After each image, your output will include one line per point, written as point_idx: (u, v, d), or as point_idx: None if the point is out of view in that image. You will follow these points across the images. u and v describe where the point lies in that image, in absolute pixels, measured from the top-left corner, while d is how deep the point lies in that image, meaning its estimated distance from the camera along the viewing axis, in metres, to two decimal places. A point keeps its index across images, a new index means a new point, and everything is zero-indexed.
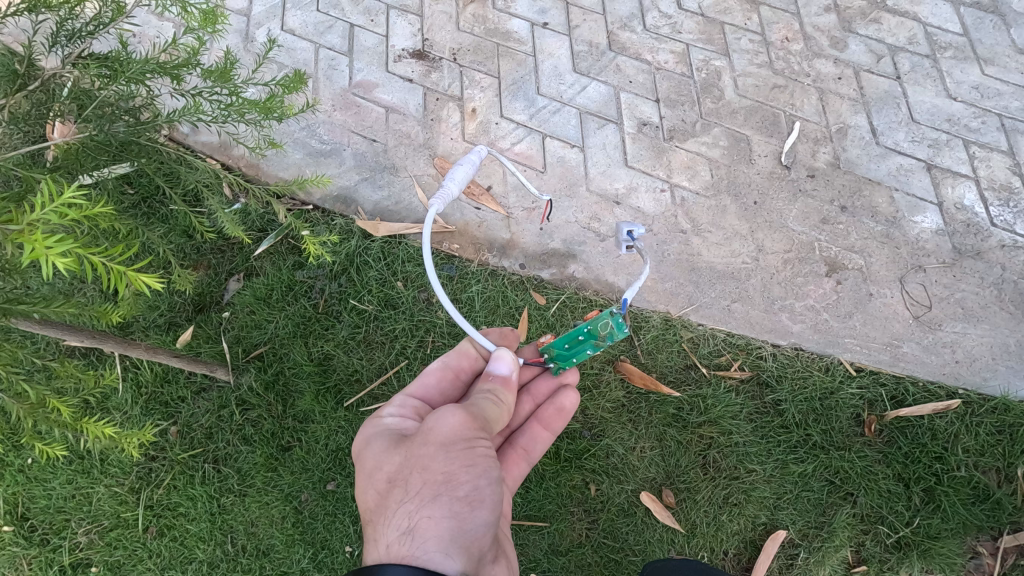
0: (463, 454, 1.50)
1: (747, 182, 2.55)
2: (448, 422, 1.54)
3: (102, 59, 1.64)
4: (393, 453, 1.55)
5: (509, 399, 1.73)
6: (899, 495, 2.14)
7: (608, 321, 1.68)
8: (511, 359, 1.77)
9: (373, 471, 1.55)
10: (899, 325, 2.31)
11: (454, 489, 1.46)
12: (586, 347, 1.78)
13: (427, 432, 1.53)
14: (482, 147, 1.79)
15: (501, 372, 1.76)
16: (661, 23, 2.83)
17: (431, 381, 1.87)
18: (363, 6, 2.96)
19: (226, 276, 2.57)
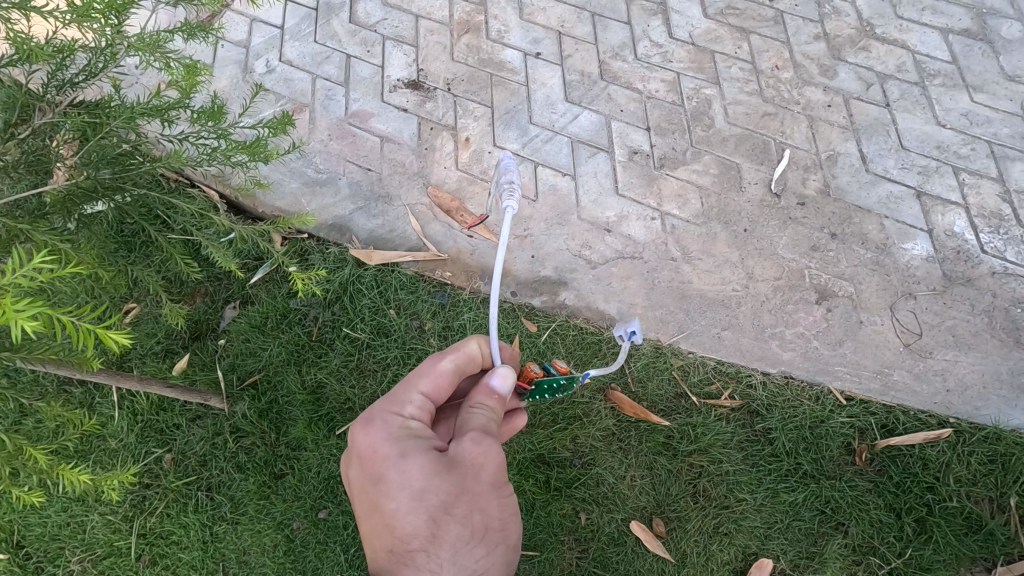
0: (508, 497, 1.52)
1: (737, 209, 2.56)
2: (498, 461, 1.48)
3: (91, 106, 1.73)
4: (443, 480, 1.43)
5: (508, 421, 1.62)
6: (891, 525, 2.13)
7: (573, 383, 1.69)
8: (513, 377, 1.58)
9: (416, 498, 1.42)
10: (890, 353, 2.31)
11: (503, 534, 1.52)
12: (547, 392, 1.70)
13: (477, 466, 1.46)
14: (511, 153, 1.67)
15: (497, 388, 1.57)
16: (652, 52, 2.87)
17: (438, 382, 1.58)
18: (359, 38, 3.02)
19: (222, 304, 2.61)
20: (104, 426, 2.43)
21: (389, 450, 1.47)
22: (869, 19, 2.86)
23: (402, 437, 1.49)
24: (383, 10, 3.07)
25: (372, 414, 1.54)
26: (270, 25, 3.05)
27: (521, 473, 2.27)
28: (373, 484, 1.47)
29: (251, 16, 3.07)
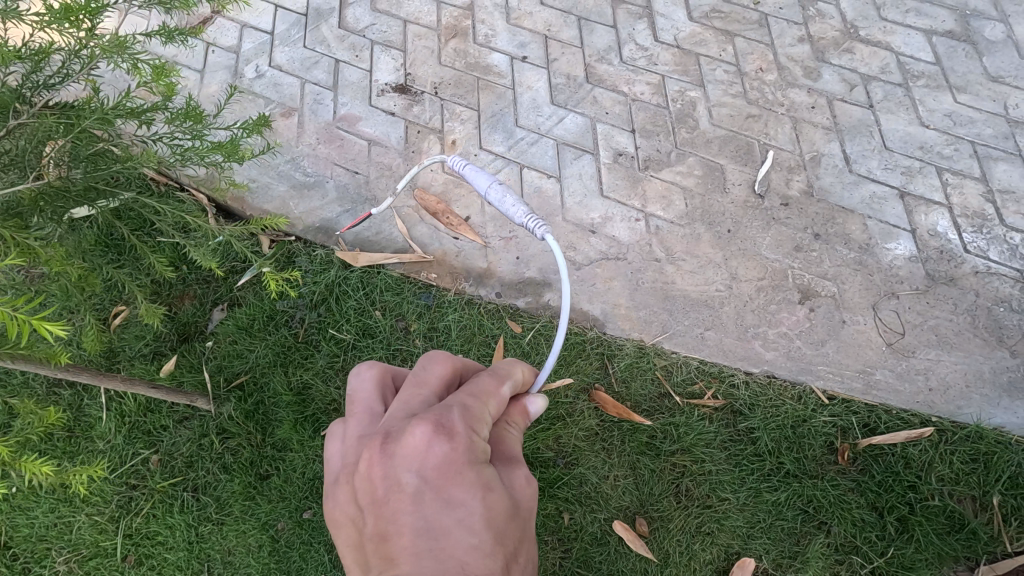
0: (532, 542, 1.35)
1: (720, 210, 2.57)
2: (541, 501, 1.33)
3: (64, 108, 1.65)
4: (514, 520, 1.18)
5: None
6: (873, 524, 2.13)
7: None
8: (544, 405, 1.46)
9: (502, 538, 1.13)
10: (873, 352, 2.31)
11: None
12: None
13: (533, 505, 1.25)
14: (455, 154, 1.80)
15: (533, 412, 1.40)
16: (637, 55, 2.89)
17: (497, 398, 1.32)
18: (348, 42, 3.05)
19: (210, 306, 2.64)
20: (92, 428, 2.46)
21: (469, 471, 1.15)
22: (853, 21, 2.88)
23: (479, 457, 1.18)
24: (372, 15, 3.10)
25: (442, 418, 1.17)
26: (260, 30, 3.09)
27: None
28: (441, 508, 1.11)
29: (241, 22, 3.11)
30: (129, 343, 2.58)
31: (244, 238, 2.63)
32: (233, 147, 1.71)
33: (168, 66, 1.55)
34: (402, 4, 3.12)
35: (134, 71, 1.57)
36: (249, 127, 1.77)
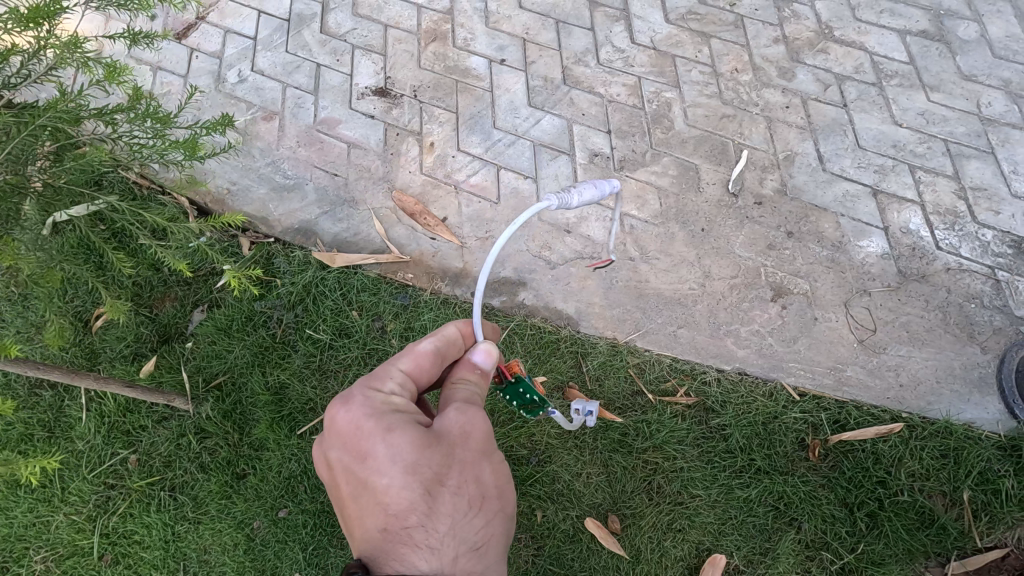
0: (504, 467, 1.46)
1: (695, 210, 2.59)
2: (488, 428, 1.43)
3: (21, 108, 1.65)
4: (433, 452, 1.35)
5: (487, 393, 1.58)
6: (842, 520, 2.16)
7: (534, 409, 1.69)
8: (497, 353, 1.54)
9: (415, 467, 1.32)
10: (845, 349, 2.33)
11: (503, 503, 1.43)
12: (513, 399, 1.66)
13: (469, 429, 1.40)
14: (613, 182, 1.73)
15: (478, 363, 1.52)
16: (614, 57, 2.91)
17: (421, 366, 1.46)
18: (330, 47, 3.07)
19: (191, 307, 2.66)
20: (71, 428, 2.47)
21: (372, 425, 1.35)
22: (828, 21, 2.90)
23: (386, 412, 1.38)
24: (352, 20, 3.13)
25: (357, 391, 1.40)
26: (243, 35, 3.11)
27: None
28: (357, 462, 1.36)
29: (225, 28, 3.12)
30: (111, 344, 2.60)
31: (225, 241, 2.67)
32: (194, 146, 1.74)
33: (118, 66, 1.56)
34: (383, 9, 3.14)
35: (86, 71, 1.57)
36: (209, 125, 1.82)
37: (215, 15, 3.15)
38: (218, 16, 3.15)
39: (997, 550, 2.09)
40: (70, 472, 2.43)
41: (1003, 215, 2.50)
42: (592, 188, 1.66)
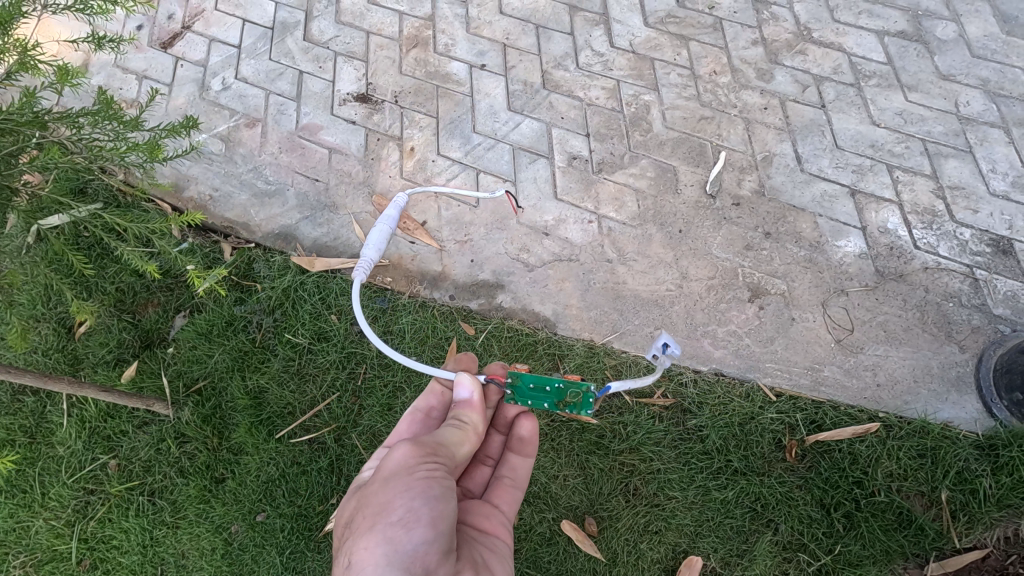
0: (411, 480, 1.41)
1: (673, 211, 2.59)
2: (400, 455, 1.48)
3: None
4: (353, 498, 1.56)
5: (476, 420, 1.69)
6: (819, 521, 2.15)
7: (580, 394, 1.68)
8: (473, 381, 1.71)
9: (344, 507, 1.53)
10: (821, 348, 2.34)
11: (387, 515, 1.36)
12: (546, 400, 1.71)
13: (382, 464, 1.49)
14: (400, 198, 2.07)
15: (465, 397, 1.71)
16: (593, 61, 2.92)
17: (401, 428, 1.87)
18: (312, 54, 3.03)
19: (173, 312, 2.61)
20: (51, 434, 2.47)
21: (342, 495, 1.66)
22: (806, 23, 2.91)
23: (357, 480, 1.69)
24: (336, 27, 3.09)
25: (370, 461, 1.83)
26: (228, 44, 3.06)
27: None
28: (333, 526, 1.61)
29: (210, 36, 3.08)
30: (93, 350, 2.55)
31: (207, 246, 2.67)
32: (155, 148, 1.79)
33: (70, 66, 1.58)
34: (365, 16, 3.10)
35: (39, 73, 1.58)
36: (171, 129, 1.93)
37: (201, 23, 3.11)
38: (203, 24, 3.11)
39: (977, 551, 2.07)
40: (51, 477, 2.43)
41: (981, 214, 2.51)
42: (391, 204, 2.05)
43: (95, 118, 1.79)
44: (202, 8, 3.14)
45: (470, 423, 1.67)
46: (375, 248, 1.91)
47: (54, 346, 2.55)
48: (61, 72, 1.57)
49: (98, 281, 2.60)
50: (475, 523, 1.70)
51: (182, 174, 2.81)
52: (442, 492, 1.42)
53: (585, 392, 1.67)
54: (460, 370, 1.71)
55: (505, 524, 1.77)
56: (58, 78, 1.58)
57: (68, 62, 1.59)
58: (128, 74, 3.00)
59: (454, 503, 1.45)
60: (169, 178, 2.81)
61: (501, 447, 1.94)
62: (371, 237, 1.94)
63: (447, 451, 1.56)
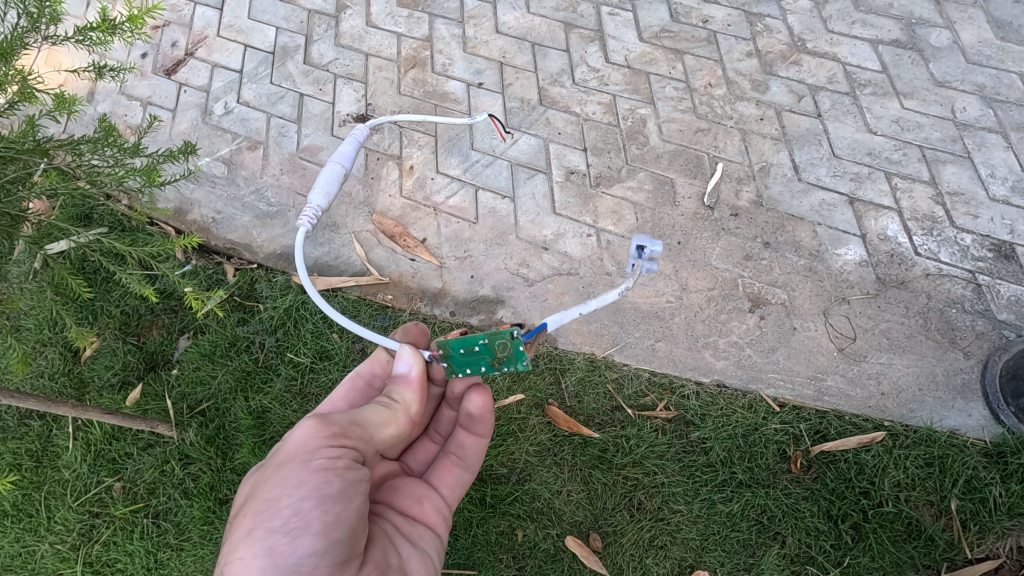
0: (305, 474, 1.41)
1: (671, 223, 2.60)
2: (304, 435, 1.46)
3: None
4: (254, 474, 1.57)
5: (409, 399, 1.66)
6: (827, 533, 2.13)
7: (507, 344, 1.54)
8: (413, 356, 1.67)
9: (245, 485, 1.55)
10: (823, 357, 2.33)
11: (273, 518, 1.37)
12: (484, 361, 1.61)
13: (281, 448, 1.49)
14: (361, 128, 1.98)
15: (403, 372, 1.68)
16: (589, 77, 2.95)
17: (339, 395, 1.90)
18: (312, 77, 3.07)
19: (177, 334, 2.63)
20: (57, 457, 2.48)
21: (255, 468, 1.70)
22: (800, 34, 2.93)
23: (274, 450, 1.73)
24: (336, 50, 3.13)
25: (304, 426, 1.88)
26: (230, 69, 3.11)
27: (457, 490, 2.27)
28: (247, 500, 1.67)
29: (212, 62, 3.13)
30: (99, 373, 2.57)
31: (210, 268, 2.70)
32: (152, 172, 1.83)
33: (69, 95, 1.62)
34: (364, 38, 3.15)
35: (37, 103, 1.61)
36: (170, 154, 1.97)
37: (203, 50, 3.17)
38: (206, 51, 3.16)
39: (990, 562, 2.03)
40: (56, 501, 2.44)
41: (981, 219, 2.50)
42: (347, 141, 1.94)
43: (96, 145, 1.82)
44: (204, 35, 3.20)
45: (401, 402, 1.65)
46: (323, 192, 1.82)
47: (60, 370, 2.57)
48: (58, 100, 1.60)
49: (102, 305, 2.63)
50: (405, 507, 1.76)
51: (187, 198, 2.85)
52: (339, 490, 1.42)
53: (509, 338, 1.53)
54: (403, 344, 1.66)
55: (439, 509, 1.81)
56: (55, 106, 1.61)
57: (65, 91, 1.63)
58: (132, 101, 3.06)
59: (357, 500, 1.46)
60: (173, 202, 2.84)
61: (451, 423, 1.97)
62: (321, 178, 1.84)
63: (363, 433, 1.55)
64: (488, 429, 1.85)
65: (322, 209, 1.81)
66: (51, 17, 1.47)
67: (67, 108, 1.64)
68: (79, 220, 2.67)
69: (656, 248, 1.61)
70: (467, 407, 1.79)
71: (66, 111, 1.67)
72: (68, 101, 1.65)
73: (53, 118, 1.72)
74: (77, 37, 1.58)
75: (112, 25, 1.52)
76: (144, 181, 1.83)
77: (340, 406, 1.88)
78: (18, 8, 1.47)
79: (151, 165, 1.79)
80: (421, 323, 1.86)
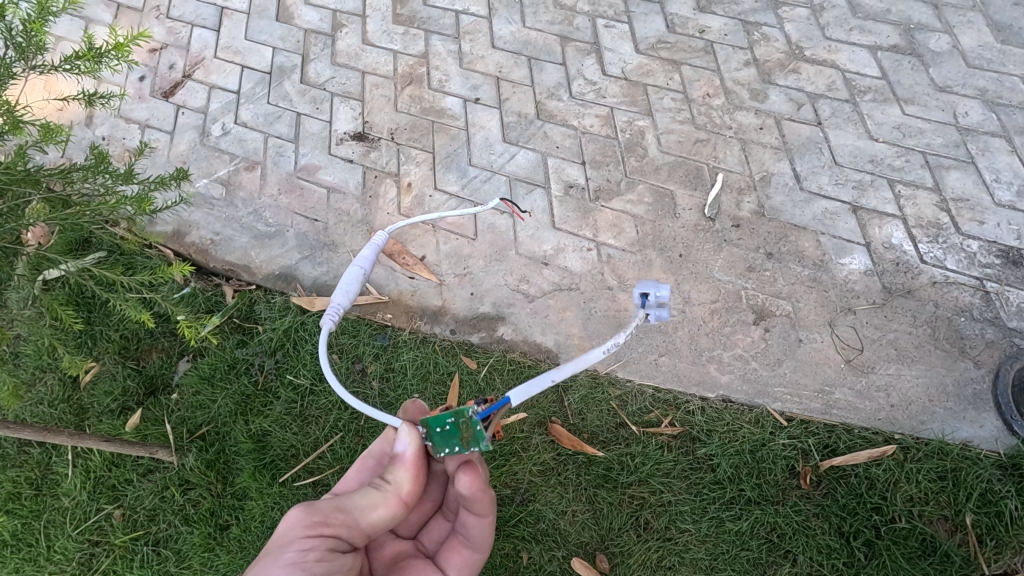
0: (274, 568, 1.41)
1: (672, 235, 2.57)
2: (282, 522, 1.47)
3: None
4: None
5: (402, 479, 1.60)
6: (839, 551, 2.08)
7: (470, 424, 1.51)
8: (406, 434, 1.61)
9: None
10: (831, 369, 2.28)
11: None
12: (456, 442, 1.55)
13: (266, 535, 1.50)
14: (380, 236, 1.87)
15: (400, 452, 1.62)
16: (586, 90, 2.93)
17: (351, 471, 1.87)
18: (309, 96, 3.06)
19: (177, 358, 2.61)
20: (57, 486, 2.46)
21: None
22: (798, 42, 2.91)
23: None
24: (332, 69, 3.12)
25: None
26: (227, 90, 3.11)
27: None
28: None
29: (210, 83, 3.13)
30: (99, 399, 2.54)
31: (209, 290, 2.67)
32: (143, 200, 1.83)
33: (55, 126, 1.62)
34: (361, 56, 3.15)
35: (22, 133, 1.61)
36: (163, 181, 1.96)
37: (201, 71, 3.17)
38: (203, 72, 3.16)
39: None
40: (56, 530, 2.42)
41: (987, 225, 2.46)
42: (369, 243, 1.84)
43: (88, 173, 1.82)
44: (201, 57, 3.20)
45: (392, 483, 1.60)
46: (345, 293, 1.73)
47: (59, 397, 2.55)
48: (45, 131, 1.60)
49: (101, 330, 2.60)
50: None
51: (185, 220, 2.83)
52: None
53: (469, 417, 1.50)
54: (403, 422, 1.60)
55: None
56: (42, 136, 1.62)
57: (52, 122, 1.63)
58: (130, 124, 3.06)
59: None
60: (170, 225, 2.82)
61: None
62: (343, 279, 1.75)
63: (349, 519, 1.52)
64: (489, 507, 1.73)
65: (344, 310, 1.71)
66: (37, 47, 1.47)
67: (54, 138, 1.65)
68: (77, 246, 2.66)
69: (661, 294, 1.75)
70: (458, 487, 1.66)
71: (54, 141, 1.67)
72: (55, 131, 1.65)
73: (41, 148, 1.71)
74: (63, 67, 1.58)
75: (98, 54, 1.52)
76: (136, 209, 1.83)
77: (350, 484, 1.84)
78: (3, 38, 1.47)
79: (143, 194, 1.80)
80: (420, 400, 1.85)
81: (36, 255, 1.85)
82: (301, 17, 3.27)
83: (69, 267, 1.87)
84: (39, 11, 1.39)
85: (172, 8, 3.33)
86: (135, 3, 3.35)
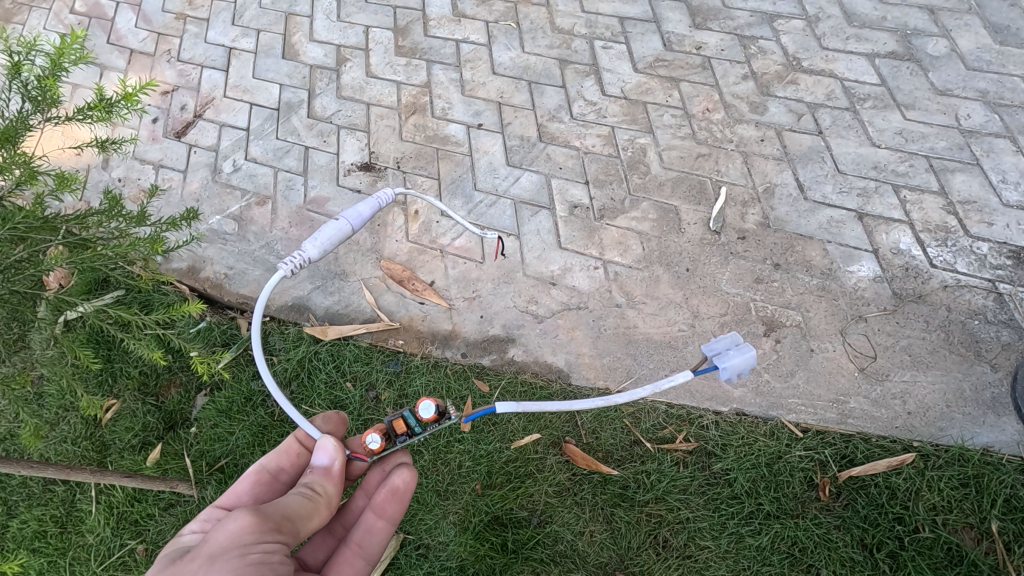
0: (241, 565, 1.27)
1: (677, 251, 2.58)
2: (235, 528, 1.32)
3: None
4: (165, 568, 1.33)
5: (329, 490, 1.60)
6: (863, 564, 2.04)
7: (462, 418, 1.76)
8: (334, 449, 1.66)
9: None
10: (845, 379, 2.27)
11: None
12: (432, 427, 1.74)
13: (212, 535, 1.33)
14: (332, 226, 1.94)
15: (322, 464, 1.65)
16: (587, 111, 2.97)
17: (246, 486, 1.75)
18: (317, 130, 3.14)
19: (195, 392, 2.65)
20: (81, 522, 2.49)
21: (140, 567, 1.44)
22: (795, 53, 2.94)
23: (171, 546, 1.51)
24: (338, 102, 3.20)
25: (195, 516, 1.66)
26: (237, 128, 3.19)
27: (476, 537, 2.23)
28: None
29: (220, 122, 3.21)
30: (120, 435, 2.57)
31: (224, 323, 2.72)
32: (155, 241, 1.91)
33: (70, 174, 1.69)
34: (365, 89, 3.22)
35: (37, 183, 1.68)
36: (175, 222, 2.02)
37: (211, 111, 3.25)
38: (213, 111, 3.25)
39: None
40: (82, 566, 2.45)
41: (996, 226, 2.45)
42: (365, 202, 2.01)
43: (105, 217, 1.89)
44: (211, 97, 3.29)
45: (322, 493, 1.59)
46: (319, 245, 1.87)
47: (82, 434, 2.58)
48: (59, 180, 1.67)
49: (121, 367, 2.64)
50: None
51: (199, 255, 2.88)
52: None
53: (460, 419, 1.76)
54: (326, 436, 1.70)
55: None
56: (57, 185, 1.68)
57: (67, 170, 1.70)
58: (144, 165, 3.14)
59: None
60: (186, 261, 2.87)
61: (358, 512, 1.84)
62: (321, 232, 1.89)
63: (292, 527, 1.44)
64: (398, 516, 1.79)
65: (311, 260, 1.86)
66: (50, 100, 1.54)
67: (69, 186, 1.72)
68: (96, 287, 2.72)
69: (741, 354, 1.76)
70: (392, 482, 1.75)
71: (69, 189, 1.74)
72: (69, 179, 1.72)
73: (56, 196, 1.77)
74: (76, 117, 1.65)
75: (109, 104, 1.59)
76: (149, 250, 1.90)
77: (243, 499, 1.76)
78: (19, 93, 1.54)
79: (157, 235, 1.88)
80: (342, 412, 1.91)
81: (54, 297, 1.87)
82: (306, 54, 3.37)
83: (85, 308, 1.88)
84: (51, 68, 1.46)
85: (182, 51, 3.44)
86: (146, 48, 3.46)
